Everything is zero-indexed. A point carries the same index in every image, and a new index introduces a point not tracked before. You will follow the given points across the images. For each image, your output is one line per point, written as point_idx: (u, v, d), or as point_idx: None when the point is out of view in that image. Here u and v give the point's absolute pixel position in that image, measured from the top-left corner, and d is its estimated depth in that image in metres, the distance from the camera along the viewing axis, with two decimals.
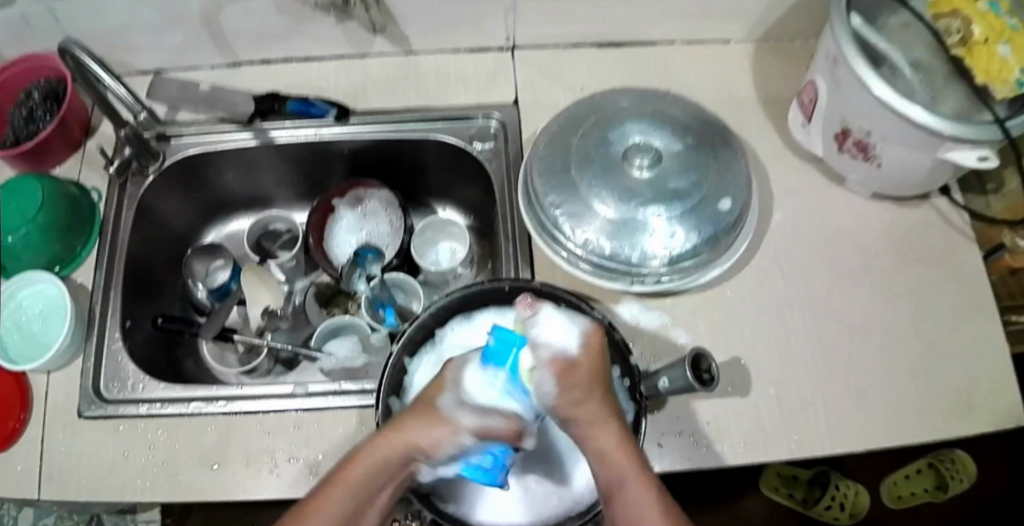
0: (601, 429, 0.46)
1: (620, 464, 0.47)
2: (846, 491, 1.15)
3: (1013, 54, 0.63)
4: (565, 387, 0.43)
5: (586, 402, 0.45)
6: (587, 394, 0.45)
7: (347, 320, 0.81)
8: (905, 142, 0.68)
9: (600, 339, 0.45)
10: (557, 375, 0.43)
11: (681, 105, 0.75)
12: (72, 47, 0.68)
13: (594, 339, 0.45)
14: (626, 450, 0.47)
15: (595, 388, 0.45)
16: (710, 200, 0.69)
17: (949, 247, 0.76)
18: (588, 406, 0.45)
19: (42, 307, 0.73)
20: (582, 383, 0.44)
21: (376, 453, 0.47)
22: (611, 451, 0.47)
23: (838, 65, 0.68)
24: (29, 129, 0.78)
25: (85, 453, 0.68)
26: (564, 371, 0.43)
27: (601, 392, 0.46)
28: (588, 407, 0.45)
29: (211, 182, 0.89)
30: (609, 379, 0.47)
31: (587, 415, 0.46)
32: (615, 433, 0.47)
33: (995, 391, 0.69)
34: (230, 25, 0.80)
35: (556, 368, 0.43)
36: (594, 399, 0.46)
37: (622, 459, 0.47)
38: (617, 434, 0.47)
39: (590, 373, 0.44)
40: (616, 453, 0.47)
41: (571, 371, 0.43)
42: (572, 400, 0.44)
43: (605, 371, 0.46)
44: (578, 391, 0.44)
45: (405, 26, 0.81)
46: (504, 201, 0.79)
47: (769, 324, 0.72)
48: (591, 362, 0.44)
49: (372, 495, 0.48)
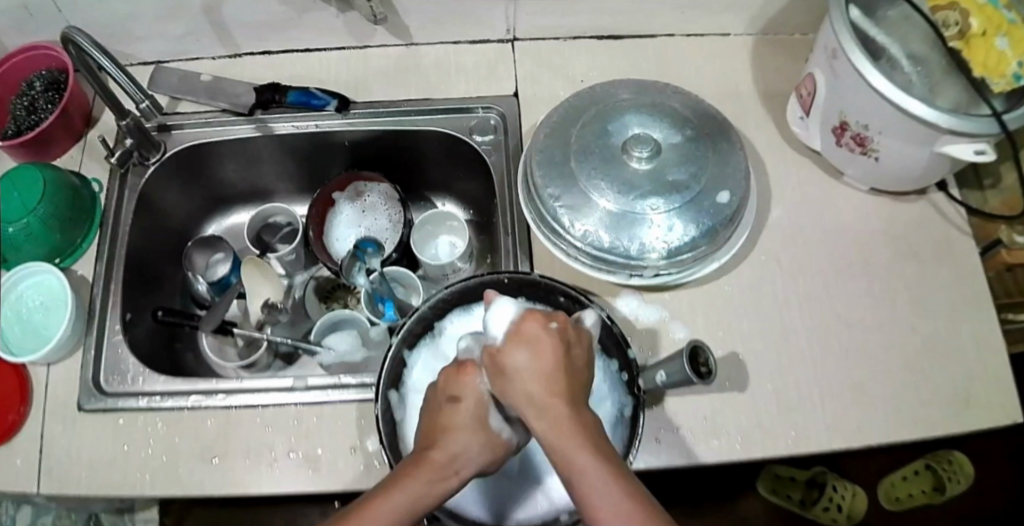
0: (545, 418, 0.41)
1: (573, 456, 0.40)
2: (844, 493, 1.15)
3: (1011, 46, 0.64)
4: (497, 372, 0.43)
5: (520, 389, 0.42)
6: (520, 381, 0.42)
7: (346, 313, 0.81)
8: (902, 136, 0.68)
9: (536, 325, 0.44)
10: (490, 359, 0.44)
11: (681, 98, 0.75)
12: (72, 34, 0.68)
13: (528, 325, 0.44)
14: (578, 439, 0.41)
15: (529, 375, 0.42)
16: (709, 192, 0.69)
17: (947, 243, 0.77)
18: (523, 391, 0.42)
19: (44, 299, 0.73)
20: (512, 371, 0.42)
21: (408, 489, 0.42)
22: (558, 440, 0.41)
23: (837, 58, 0.69)
24: (30, 120, 0.78)
25: (85, 446, 0.68)
26: (497, 356, 0.43)
27: (541, 380, 0.42)
28: (524, 394, 0.42)
29: (212, 175, 0.89)
30: (559, 363, 0.43)
31: (528, 405, 0.42)
32: (569, 423, 0.41)
33: (991, 386, 0.70)
34: (230, 16, 0.80)
35: (492, 353, 0.44)
36: (533, 385, 0.42)
37: (576, 455, 0.40)
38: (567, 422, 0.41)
39: (520, 357, 0.42)
40: (565, 443, 0.41)
41: (498, 360, 0.43)
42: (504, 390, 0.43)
43: (546, 355, 0.43)
44: (507, 376, 0.43)
45: (405, 18, 0.82)
46: (503, 195, 0.79)
47: (767, 318, 0.72)
48: (522, 348, 0.43)
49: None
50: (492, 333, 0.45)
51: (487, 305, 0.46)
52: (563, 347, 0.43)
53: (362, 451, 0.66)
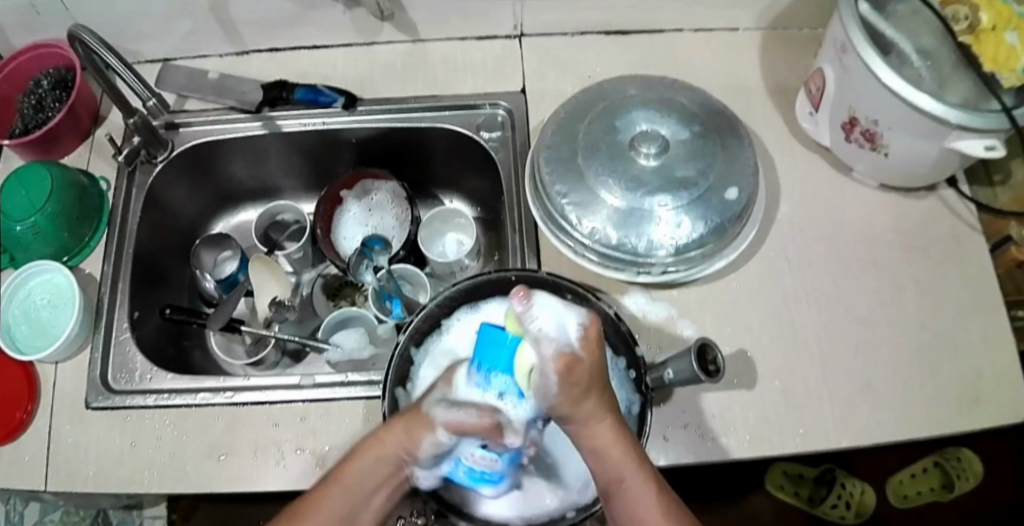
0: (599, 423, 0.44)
1: (621, 463, 0.45)
2: (852, 490, 1.16)
3: (1021, 41, 0.63)
4: (574, 382, 0.40)
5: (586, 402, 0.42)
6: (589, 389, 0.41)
7: (354, 311, 0.81)
8: (912, 131, 0.68)
9: (598, 328, 0.41)
10: (565, 370, 0.39)
11: (689, 94, 0.75)
12: (79, 31, 0.68)
13: (593, 329, 0.41)
14: (626, 449, 0.45)
15: (596, 379, 0.41)
16: (717, 189, 0.69)
17: (956, 239, 0.76)
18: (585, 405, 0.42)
19: (50, 297, 0.74)
20: (585, 377, 0.40)
21: (366, 456, 0.47)
22: (610, 450, 0.45)
23: (846, 53, 0.68)
24: (37, 118, 0.78)
25: (93, 442, 0.68)
26: (570, 365, 0.39)
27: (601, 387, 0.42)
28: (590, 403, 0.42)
29: (219, 172, 0.89)
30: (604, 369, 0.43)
31: (588, 412, 0.43)
32: (612, 428, 0.45)
33: (1001, 383, 0.69)
34: (237, 14, 0.80)
35: (564, 362, 0.39)
36: (593, 390, 0.42)
37: (624, 462, 0.45)
38: (612, 430, 0.45)
39: (592, 364, 0.40)
40: (613, 451, 0.45)
41: (576, 365, 0.39)
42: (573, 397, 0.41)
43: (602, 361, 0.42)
44: (584, 384, 0.40)
45: (412, 14, 0.81)
46: (510, 192, 0.79)
47: (776, 314, 0.72)
48: (593, 354, 0.40)
49: (366, 495, 0.48)
50: (532, 338, 0.39)
51: (521, 307, 0.40)
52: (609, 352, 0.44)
53: None
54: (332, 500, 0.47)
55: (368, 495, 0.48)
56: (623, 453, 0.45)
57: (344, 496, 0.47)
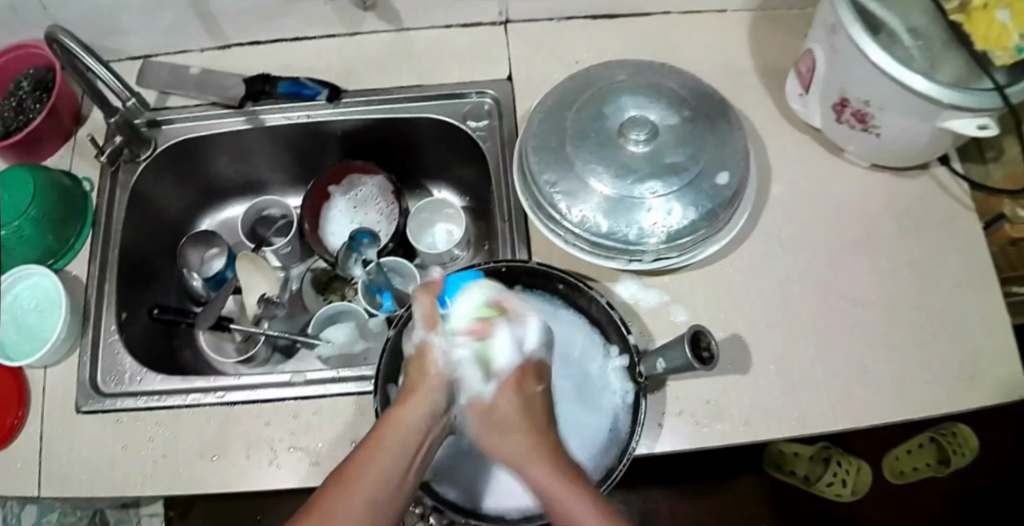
0: (537, 467, 0.50)
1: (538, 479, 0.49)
2: (847, 468, 1.15)
3: (1013, 19, 0.61)
4: (489, 428, 0.54)
5: (508, 445, 0.52)
6: (505, 436, 0.52)
7: (342, 305, 0.80)
8: (905, 111, 0.67)
9: (516, 387, 0.54)
10: (481, 416, 0.54)
11: (678, 78, 0.74)
12: (58, 34, 0.66)
13: (505, 391, 0.54)
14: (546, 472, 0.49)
15: (516, 423, 0.53)
16: (707, 173, 0.68)
17: (949, 217, 0.76)
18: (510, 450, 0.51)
19: (38, 302, 0.72)
20: (506, 419, 0.53)
21: (404, 412, 0.52)
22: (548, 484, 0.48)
23: (837, 34, 0.67)
24: (18, 121, 0.77)
25: (85, 447, 0.67)
26: (483, 408, 0.54)
27: (517, 426, 0.52)
28: (512, 448, 0.52)
29: (203, 168, 0.88)
30: (538, 417, 0.54)
31: (517, 453, 0.51)
32: (540, 461, 0.50)
33: (996, 361, 0.69)
34: (216, 7, 0.78)
35: (478, 406, 0.54)
36: (513, 437, 0.52)
37: (550, 485, 0.48)
38: (551, 475, 0.49)
39: (507, 414, 0.53)
40: (551, 485, 0.48)
41: (491, 409, 0.54)
42: (494, 446, 0.53)
43: (522, 410, 0.53)
44: (502, 429, 0.53)
45: (394, 2, 0.80)
46: (498, 181, 0.78)
47: (769, 298, 0.72)
48: (508, 398, 0.54)
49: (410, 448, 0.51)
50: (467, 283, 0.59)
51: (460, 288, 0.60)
52: (524, 401, 0.54)
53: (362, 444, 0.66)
54: (375, 462, 0.49)
55: (404, 455, 0.51)
56: (570, 495, 0.47)
57: (391, 453, 0.50)
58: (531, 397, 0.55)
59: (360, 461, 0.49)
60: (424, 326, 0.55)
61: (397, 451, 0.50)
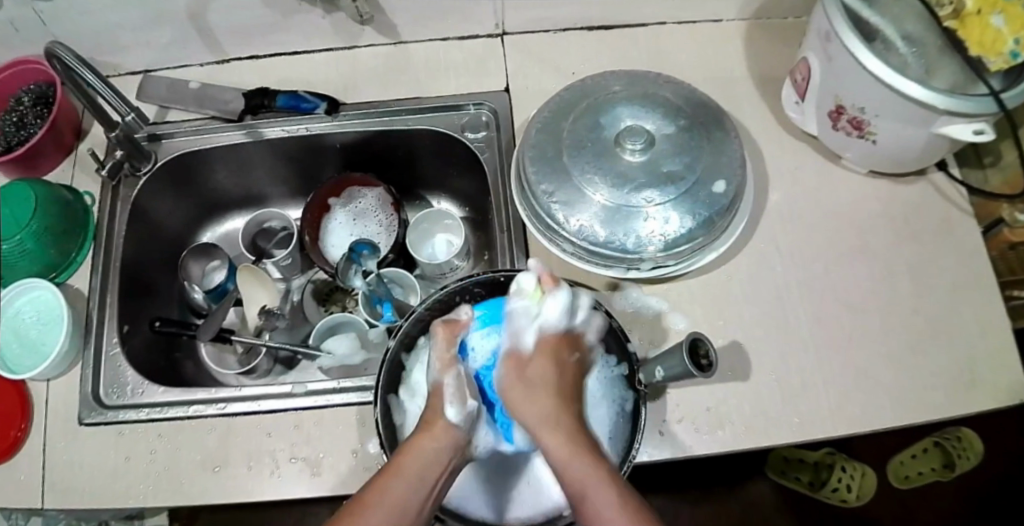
0: (553, 437, 0.53)
1: (559, 450, 0.52)
2: (853, 473, 1.14)
3: (1007, 24, 0.62)
4: (520, 381, 0.57)
5: (533, 408, 0.55)
6: (535, 396, 0.56)
7: (343, 316, 0.81)
8: (900, 117, 0.67)
9: (553, 358, 0.58)
10: (514, 368, 0.58)
11: (673, 88, 0.75)
12: (56, 49, 0.67)
13: (546, 345, 0.59)
14: (572, 446, 0.53)
15: (546, 383, 0.57)
16: (704, 182, 0.69)
17: (947, 222, 0.76)
18: (538, 411, 0.55)
19: (39, 315, 0.73)
20: (539, 377, 0.57)
21: (420, 449, 0.52)
22: (554, 441, 0.53)
23: (831, 42, 0.68)
24: (20, 136, 0.78)
25: (88, 459, 0.68)
26: (518, 361, 0.58)
27: (552, 386, 0.57)
28: (535, 409, 0.55)
29: (204, 182, 0.88)
30: (568, 381, 0.58)
31: (544, 414, 0.55)
32: (556, 432, 0.54)
33: (996, 366, 0.69)
34: (216, 23, 0.79)
35: (515, 359, 0.59)
36: (542, 398, 0.56)
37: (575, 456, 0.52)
38: (566, 450, 0.52)
39: (545, 370, 0.57)
40: (567, 453, 0.52)
41: (525, 367, 0.58)
42: (525, 400, 0.56)
43: (560, 371, 0.58)
44: (535, 384, 0.57)
45: (392, 16, 0.81)
46: (496, 191, 0.79)
47: (767, 305, 0.72)
48: (546, 360, 0.58)
49: (426, 486, 0.51)
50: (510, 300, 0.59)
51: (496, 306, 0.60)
52: (562, 363, 0.58)
53: (363, 454, 0.66)
54: (388, 494, 0.49)
55: (422, 482, 0.51)
56: (585, 469, 0.51)
57: (408, 481, 0.50)
58: (565, 364, 0.59)
59: (374, 495, 0.49)
60: (440, 366, 0.56)
61: (415, 481, 0.51)
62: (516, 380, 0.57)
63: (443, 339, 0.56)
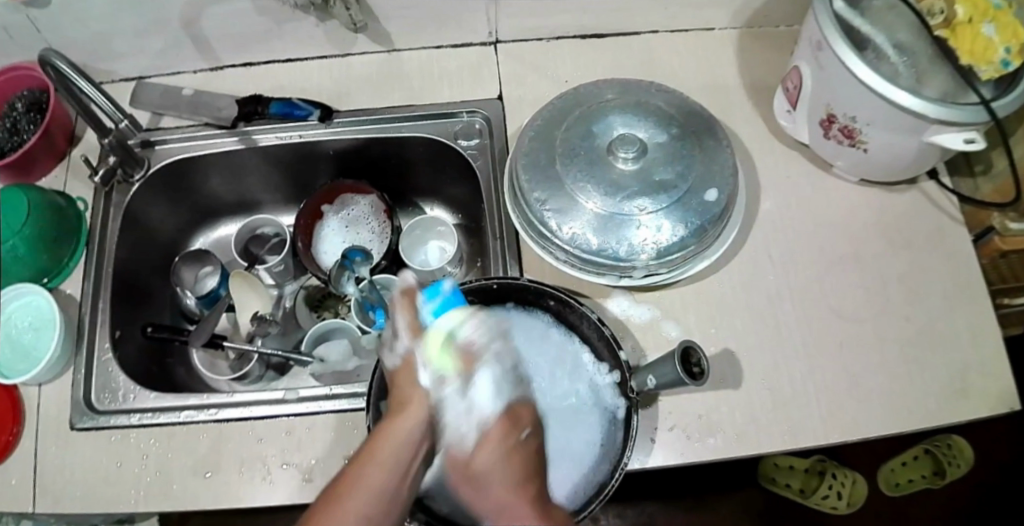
0: (517, 520, 0.45)
1: None
2: (842, 481, 1.13)
3: (998, 33, 0.63)
4: (465, 472, 0.49)
5: (488, 496, 0.47)
6: (485, 485, 0.47)
7: (336, 322, 0.82)
8: (890, 126, 0.67)
9: (505, 427, 0.49)
10: (458, 465, 0.49)
11: (665, 96, 0.75)
12: (51, 58, 0.67)
13: (497, 421, 0.49)
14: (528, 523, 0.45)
15: (494, 474, 0.47)
16: (696, 190, 0.69)
17: (938, 231, 0.76)
18: (491, 500, 0.47)
19: (31, 320, 0.73)
20: (479, 467, 0.48)
21: (395, 431, 0.50)
22: (506, 515, 0.46)
23: (822, 51, 0.68)
24: (13, 141, 0.78)
25: (78, 465, 0.67)
26: (460, 453, 0.49)
27: (506, 468, 0.47)
28: (492, 495, 0.47)
29: (197, 188, 0.88)
30: (523, 467, 0.48)
31: (499, 507, 0.46)
32: (527, 518, 0.46)
33: (986, 374, 0.69)
34: (210, 29, 0.79)
35: (458, 455, 0.49)
36: (497, 482, 0.47)
37: None
38: None
39: (488, 458, 0.48)
40: None
41: (469, 462, 0.49)
42: (479, 491, 0.48)
43: (510, 455, 0.48)
44: (479, 479, 0.48)
45: (386, 24, 0.81)
46: (490, 199, 0.79)
47: (758, 313, 0.72)
48: (492, 444, 0.48)
49: (405, 464, 0.49)
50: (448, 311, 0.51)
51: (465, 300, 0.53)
52: (512, 443, 0.48)
53: (354, 461, 0.66)
54: (366, 479, 0.48)
55: (400, 466, 0.49)
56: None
57: (391, 450, 0.49)
58: (516, 444, 0.49)
59: (349, 480, 0.48)
60: (409, 338, 0.51)
61: (389, 464, 0.49)
62: (466, 467, 0.48)
63: (405, 309, 0.51)
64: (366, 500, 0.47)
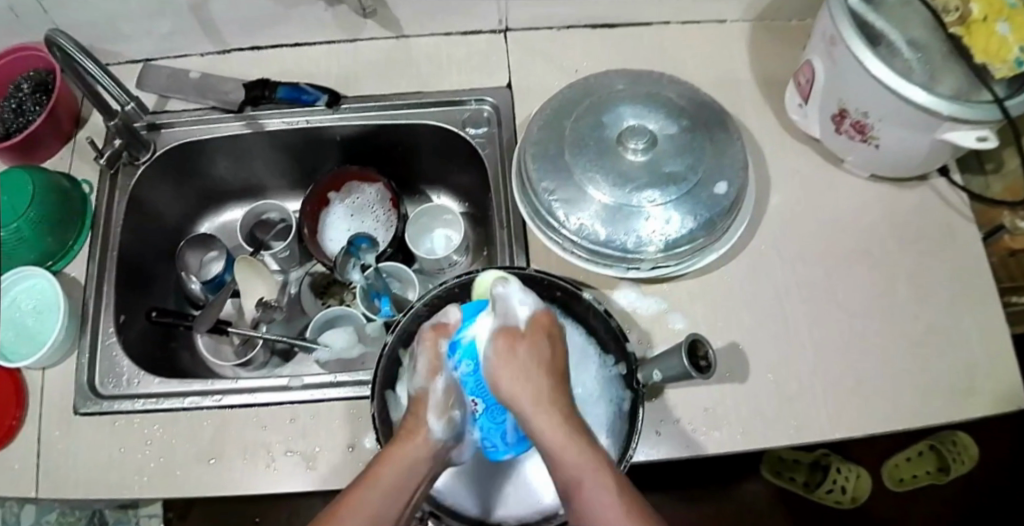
0: (545, 416, 0.49)
1: (556, 434, 0.49)
2: (847, 474, 1.15)
3: (1012, 32, 0.62)
4: (508, 355, 0.51)
5: (526, 389, 0.50)
6: (527, 378, 0.51)
7: (343, 310, 0.81)
8: (903, 123, 0.67)
9: (540, 336, 0.53)
10: (507, 341, 0.52)
11: (677, 87, 0.74)
12: (57, 37, 0.67)
13: (537, 321, 0.53)
14: (557, 419, 0.50)
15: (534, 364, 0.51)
16: (705, 183, 0.68)
17: (948, 228, 0.76)
18: (530, 393, 0.50)
19: (37, 302, 0.71)
20: (522, 358, 0.51)
21: (398, 459, 0.51)
22: (540, 407, 0.50)
23: (836, 45, 0.67)
24: (19, 123, 0.78)
25: (82, 449, 0.67)
26: (510, 339, 0.52)
27: (546, 365, 0.52)
28: (532, 391, 0.50)
29: (203, 172, 0.88)
30: (557, 364, 0.53)
31: (534, 401, 0.50)
32: (558, 423, 0.49)
33: (994, 373, 0.69)
34: (218, 12, 0.79)
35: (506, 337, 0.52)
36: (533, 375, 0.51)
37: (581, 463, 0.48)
38: (562, 435, 0.49)
39: (532, 348, 0.52)
40: (571, 455, 0.48)
41: (514, 347, 0.51)
42: (514, 377, 0.50)
43: (547, 352, 0.52)
44: (523, 371, 0.51)
45: (395, 10, 0.80)
46: (498, 188, 0.78)
47: (766, 308, 0.72)
48: (535, 341, 0.52)
49: (403, 492, 0.51)
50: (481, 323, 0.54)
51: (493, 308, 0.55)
52: (550, 342, 0.53)
53: (358, 449, 0.66)
54: (366, 499, 0.49)
55: (402, 493, 0.51)
56: (584, 458, 0.48)
57: (396, 472, 0.51)
58: (554, 344, 0.53)
59: (351, 500, 0.49)
60: (427, 373, 0.54)
61: (392, 490, 0.50)
62: (503, 363, 0.51)
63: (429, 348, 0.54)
64: (368, 517, 0.49)
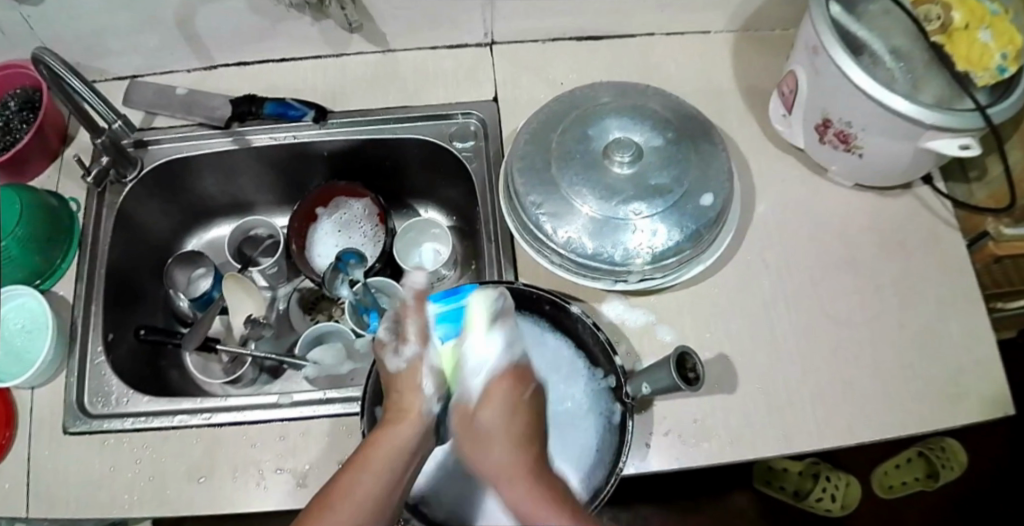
0: (519, 487, 0.50)
1: (520, 495, 0.50)
2: (837, 483, 1.14)
3: (994, 39, 0.63)
4: (469, 430, 0.53)
5: (491, 462, 0.52)
6: (490, 449, 0.52)
7: (331, 325, 0.80)
8: (887, 132, 0.67)
9: (504, 398, 0.53)
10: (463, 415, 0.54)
11: (662, 100, 0.75)
12: (42, 55, 0.66)
13: (497, 384, 0.54)
14: (521, 479, 0.51)
15: (497, 431, 0.52)
16: (691, 195, 0.69)
17: (932, 236, 0.76)
18: (495, 464, 0.52)
19: (25, 322, 0.72)
20: (479, 431, 0.53)
21: (388, 440, 0.53)
22: (504, 476, 0.51)
23: (818, 56, 0.68)
24: (6, 141, 0.77)
25: (71, 468, 0.67)
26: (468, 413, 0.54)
27: (508, 431, 0.53)
28: (496, 461, 0.52)
29: (191, 188, 0.88)
30: (523, 425, 0.53)
31: (501, 471, 0.51)
32: (526, 483, 0.50)
33: (979, 379, 0.69)
34: (204, 29, 0.79)
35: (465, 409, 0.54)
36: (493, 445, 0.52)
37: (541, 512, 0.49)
38: (528, 494, 0.50)
39: (491, 416, 0.53)
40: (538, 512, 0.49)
41: (472, 418, 0.53)
42: (477, 454, 0.53)
43: (509, 416, 0.53)
44: (482, 444, 0.53)
45: (381, 25, 0.81)
46: (486, 201, 0.78)
47: (754, 318, 0.72)
48: (493, 408, 0.53)
49: (395, 474, 0.53)
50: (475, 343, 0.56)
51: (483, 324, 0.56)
52: (513, 405, 0.53)
53: None
54: (358, 484, 0.51)
55: (395, 473, 0.53)
56: (550, 515, 0.48)
57: (388, 456, 0.53)
58: (520, 403, 0.54)
59: (342, 486, 0.51)
60: (417, 341, 0.58)
61: (384, 471, 0.52)
62: (469, 442, 0.53)
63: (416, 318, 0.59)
64: (360, 501, 0.51)
